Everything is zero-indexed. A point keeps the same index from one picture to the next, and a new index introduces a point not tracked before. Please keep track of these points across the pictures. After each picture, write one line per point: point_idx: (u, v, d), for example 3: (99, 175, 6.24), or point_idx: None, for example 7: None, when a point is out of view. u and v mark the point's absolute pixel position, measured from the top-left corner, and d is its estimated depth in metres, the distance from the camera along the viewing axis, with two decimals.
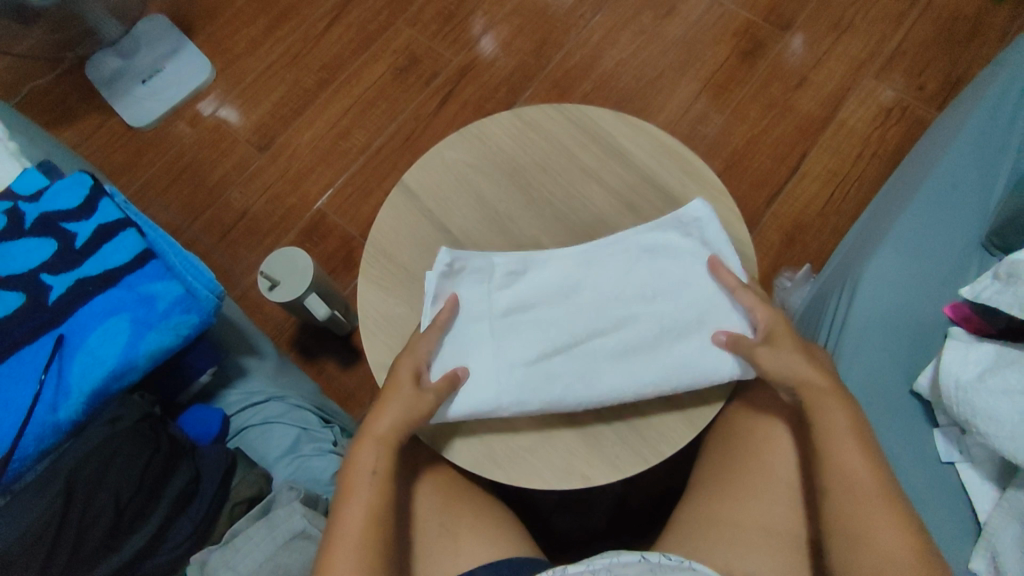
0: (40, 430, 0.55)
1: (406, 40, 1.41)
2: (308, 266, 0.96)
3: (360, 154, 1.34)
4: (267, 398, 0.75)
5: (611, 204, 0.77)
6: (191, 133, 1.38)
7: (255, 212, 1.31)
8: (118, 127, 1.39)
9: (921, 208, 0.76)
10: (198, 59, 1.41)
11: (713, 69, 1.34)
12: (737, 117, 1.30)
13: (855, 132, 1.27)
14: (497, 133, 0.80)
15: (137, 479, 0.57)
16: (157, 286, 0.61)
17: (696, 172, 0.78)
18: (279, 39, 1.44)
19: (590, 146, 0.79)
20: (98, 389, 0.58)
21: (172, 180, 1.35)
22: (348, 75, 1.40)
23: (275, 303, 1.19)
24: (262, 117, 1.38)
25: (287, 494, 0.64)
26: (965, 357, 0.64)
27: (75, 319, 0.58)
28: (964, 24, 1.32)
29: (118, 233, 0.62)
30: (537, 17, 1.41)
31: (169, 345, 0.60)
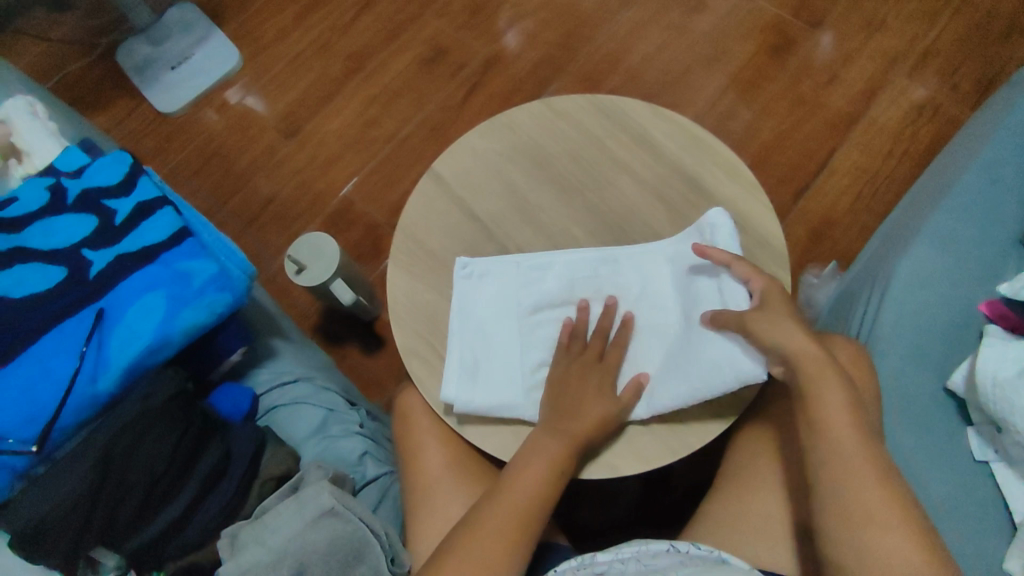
0: (80, 402, 0.56)
1: (433, 31, 1.41)
2: (335, 253, 0.97)
3: (386, 144, 1.34)
4: (296, 379, 0.75)
5: (642, 196, 0.76)
6: (220, 120, 1.40)
7: (282, 199, 1.33)
8: (148, 113, 1.41)
9: (957, 204, 0.74)
10: (227, 47, 1.43)
11: (741, 64, 1.33)
12: (766, 113, 1.29)
13: (886, 130, 1.25)
14: (529, 123, 0.80)
15: (171, 454, 0.58)
16: (193, 263, 0.61)
17: (729, 165, 0.77)
18: (307, 29, 1.45)
19: (621, 138, 0.79)
20: (134, 364, 0.58)
21: (201, 166, 1.37)
22: (374, 65, 1.40)
23: (301, 289, 1.20)
24: (289, 105, 1.39)
25: (316, 473, 0.65)
26: (1002, 355, 0.63)
27: (114, 294, 0.59)
28: (1000, 22, 1.29)
29: (155, 211, 0.63)
30: (564, 11, 1.40)
31: (203, 323, 0.61)
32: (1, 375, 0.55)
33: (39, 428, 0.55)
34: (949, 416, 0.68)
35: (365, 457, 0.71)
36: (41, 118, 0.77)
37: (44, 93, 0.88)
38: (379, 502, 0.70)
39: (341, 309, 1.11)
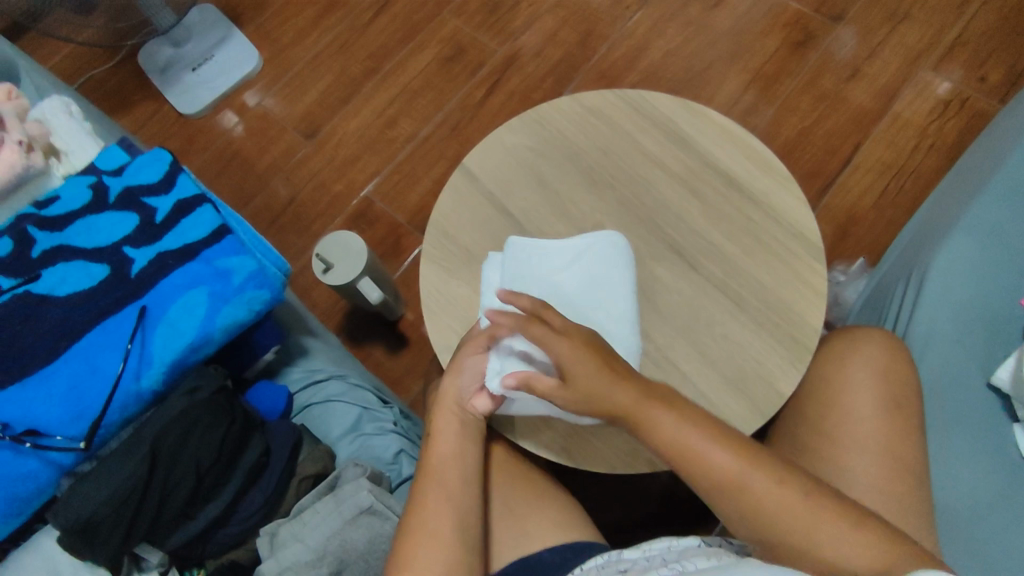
0: (125, 398, 0.57)
1: (452, 30, 1.41)
2: (362, 251, 0.97)
3: (406, 143, 1.34)
4: (329, 377, 0.75)
5: (675, 190, 0.76)
6: (240, 121, 1.40)
7: (303, 199, 1.33)
8: (170, 115, 1.41)
9: (997, 196, 0.73)
10: (248, 48, 1.43)
11: (762, 60, 1.32)
12: (788, 109, 1.28)
13: (911, 125, 1.24)
14: (559, 118, 0.80)
15: (215, 450, 0.58)
16: (233, 260, 0.62)
17: (763, 159, 0.76)
18: (325, 29, 1.45)
19: (653, 132, 0.79)
20: (177, 360, 0.59)
21: (222, 167, 1.37)
22: (393, 65, 1.40)
23: (324, 288, 1.20)
24: (309, 106, 1.40)
25: (353, 470, 0.65)
26: None
27: (156, 291, 0.59)
28: None
29: (195, 208, 0.63)
30: (583, 8, 1.40)
31: (243, 320, 0.61)
32: (51, 371, 0.55)
33: (87, 424, 0.55)
34: (992, 411, 0.67)
35: (399, 454, 0.71)
36: (76, 118, 0.78)
37: (74, 94, 0.88)
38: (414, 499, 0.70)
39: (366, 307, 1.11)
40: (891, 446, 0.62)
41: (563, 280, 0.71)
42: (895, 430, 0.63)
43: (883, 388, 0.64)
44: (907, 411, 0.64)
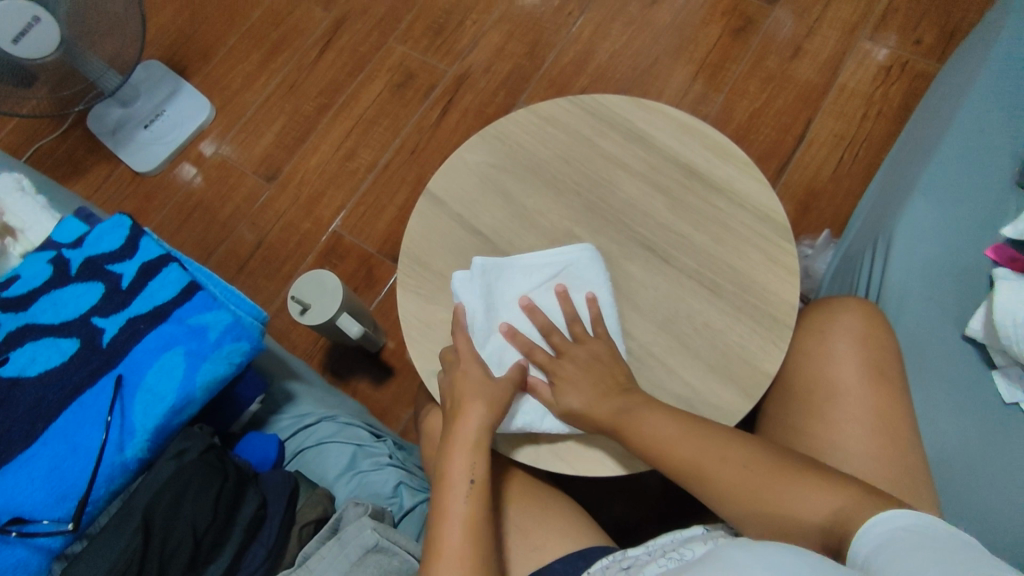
0: (110, 471, 0.55)
1: (400, 57, 1.42)
2: (337, 287, 0.96)
3: (367, 173, 1.34)
4: (318, 419, 0.75)
5: (639, 188, 0.77)
6: (199, 173, 1.39)
7: (270, 242, 1.32)
8: (125, 176, 1.40)
9: (947, 155, 0.75)
10: (197, 99, 1.42)
11: (706, 50, 1.35)
12: (737, 94, 1.31)
13: (857, 95, 1.27)
14: (517, 132, 0.81)
15: (210, 510, 0.57)
16: (206, 316, 0.61)
17: (721, 147, 0.78)
18: (273, 71, 1.45)
19: (610, 134, 0.80)
20: (161, 425, 0.58)
21: (184, 220, 1.36)
22: (346, 98, 1.41)
23: (303, 328, 1.20)
24: (266, 149, 1.39)
25: (355, 509, 0.64)
26: (1019, 293, 0.63)
27: (130, 358, 0.58)
28: None
29: (161, 269, 0.62)
30: (526, 20, 1.42)
31: (223, 375, 0.60)
32: (31, 454, 0.54)
33: (76, 504, 0.54)
34: (971, 362, 0.68)
35: (399, 486, 0.70)
36: (29, 194, 0.76)
37: (24, 169, 0.87)
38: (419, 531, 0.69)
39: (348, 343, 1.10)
40: (881, 411, 0.63)
41: (540, 299, 0.71)
42: (881, 394, 0.64)
43: (864, 354, 0.65)
44: (889, 373, 0.65)
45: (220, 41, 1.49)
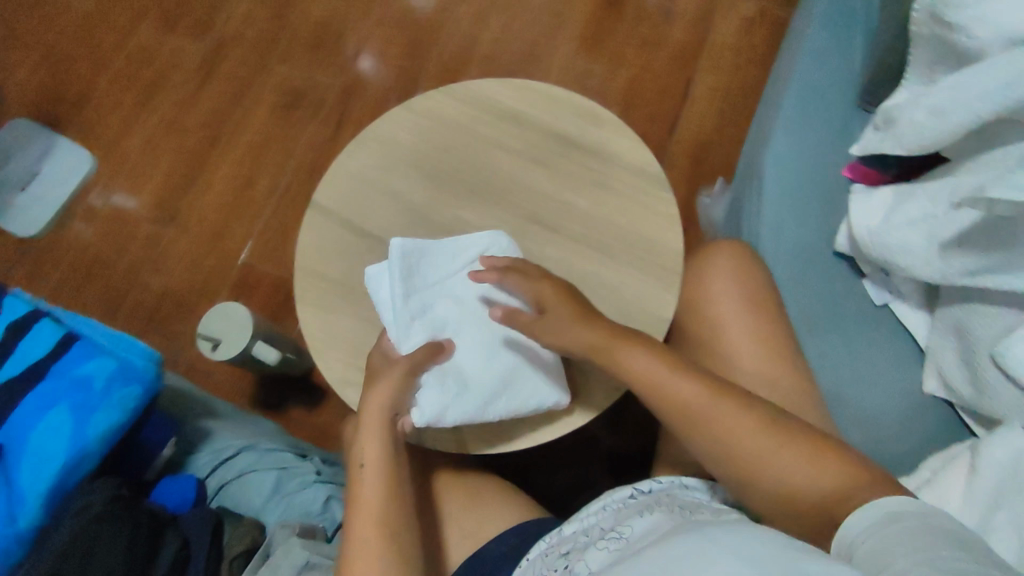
0: (4, 543, 0.53)
1: (283, 76, 1.40)
2: (245, 317, 0.94)
3: (268, 198, 1.31)
4: (238, 450, 0.73)
5: (518, 165, 0.79)
6: (90, 227, 1.33)
7: (178, 286, 1.27)
8: (10, 244, 1.32)
9: (797, 90, 0.80)
10: (75, 152, 1.37)
11: (580, 26, 1.38)
12: (617, 62, 1.35)
13: (728, 48, 1.34)
14: (394, 130, 0.81)
15: (121, 562, 0.55)
16: (88, 364, 0.60)
17: (590, 114, 0.80)
18: (153, 111, 1.40)
19: (485, 117, 0.81)
20: (53, 486, 0.56)
21: (82, 280, 1.29)
22: (233, 126, 1.37)
23: (225, 367, 1.16)
24: (158, 191, 1.34)
25: (282, 532, 0.63)
26: (869, 207, 0.69)
27: (11, 424, 0.57)
28: None
29: (30, 327, 0.62)
30: (404, 21, 1.42)
31: (118, 422, 0.58)
32: None
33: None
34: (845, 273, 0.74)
35: (331, 501, 0.70)
36: None
37: None
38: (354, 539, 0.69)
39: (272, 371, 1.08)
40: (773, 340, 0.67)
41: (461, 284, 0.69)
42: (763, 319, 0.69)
43: (750, 286, 0.69)
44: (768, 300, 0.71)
45: (90, 89, 1.42)
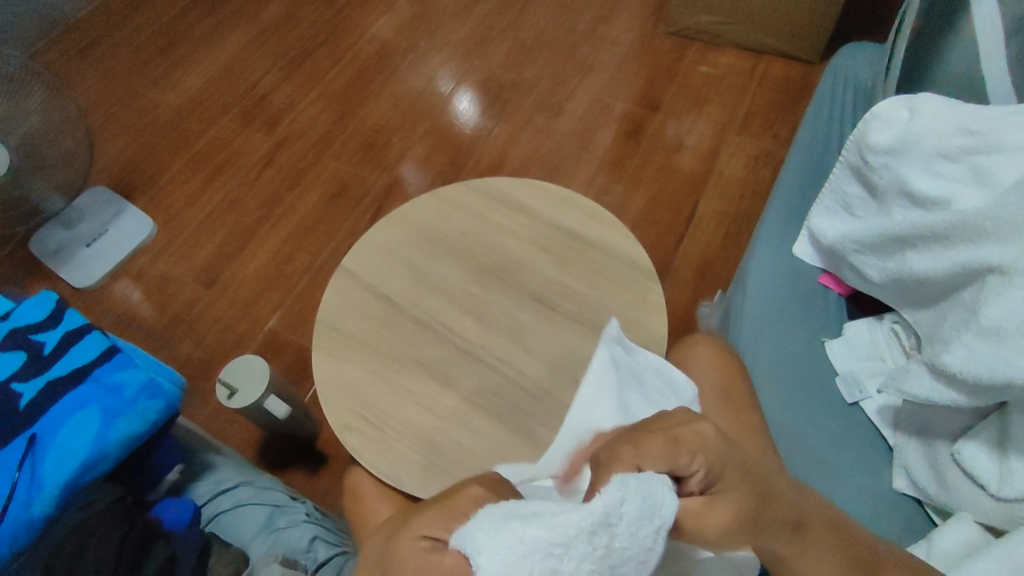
0: (14, 528, 0.54)
1: (433, 175, 1.42)
2: (265, 372, 0.89)
3: (304, 274, 1.29)
4: (239, 483, 0.72)
5: (537, 257, 0.77)
6: (147, 301, 1.29)
7: (210, 342, 1.23)
8: (64, 291, 1.29)
9: None
10: (140, 218, 1.36)
11: (679, 250, 1.29)
12: (684, 259, 1.28)
13: (789, 124, 1.43)
14: (599, 295, 0.74)
15: (115, 555, 0.55)
16: (123, 375, 0.63)
17: (901, 289, 0.67)
18: (215, 190, 1.42)
19: (540, 249, 0.78)
20: (70, 482, 0.57)
21: (148, 330, 1.25)
22: (355, 212, 1.37)
23: (234, 427, 1.11)
24: (243, 263, 1.32)
25: (267, 559, 0.61)
26: None
27: (47, 418, 0.59)
28: (853, 20, 1.54)
29: (83, 335, 0.65)
30: (521, 164, 1.43)
31: (138, 434, 0.61)
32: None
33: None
34: None
35: (314, 541, 0.68)
36: None
37: None
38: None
39: (279, 426, 0.99)
40: None
41: None
42: None
43: None
44: None
45: (241, 156, 1.46)
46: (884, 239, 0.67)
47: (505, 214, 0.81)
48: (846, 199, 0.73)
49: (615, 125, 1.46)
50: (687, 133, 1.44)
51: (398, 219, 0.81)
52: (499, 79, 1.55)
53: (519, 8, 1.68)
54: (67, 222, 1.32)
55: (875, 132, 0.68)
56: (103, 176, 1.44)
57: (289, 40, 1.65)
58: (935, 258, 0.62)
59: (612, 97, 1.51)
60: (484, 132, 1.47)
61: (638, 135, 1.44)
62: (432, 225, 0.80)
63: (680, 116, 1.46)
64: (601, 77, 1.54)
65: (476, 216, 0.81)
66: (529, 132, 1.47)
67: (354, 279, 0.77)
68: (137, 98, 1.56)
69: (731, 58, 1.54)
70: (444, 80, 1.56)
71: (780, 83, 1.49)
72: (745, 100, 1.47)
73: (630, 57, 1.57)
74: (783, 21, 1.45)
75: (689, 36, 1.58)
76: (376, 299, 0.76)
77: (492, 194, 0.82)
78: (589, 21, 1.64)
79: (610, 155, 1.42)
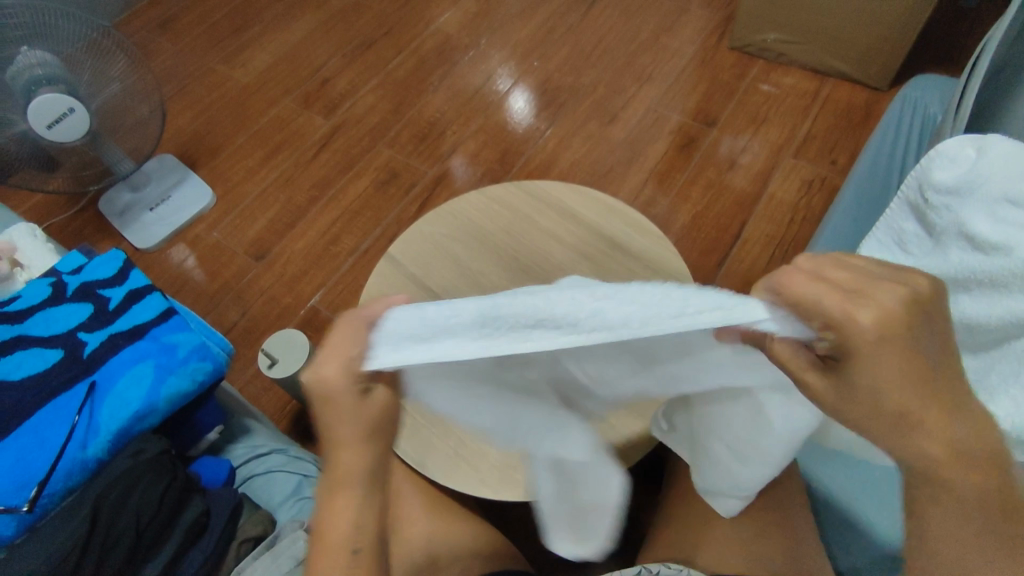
0: (68, 467, 0.58)
1: (482, 171, 1.44)
2: (305, 345, 0.92)
3: (349, 256, 1.33)
4: (271, 450, 0.75)
5: (573, 259, 0.78)
6: (200, 266, 1.34)
7: (255, 312, 1.28)
8: (126, 250, 1.36)
9: None
10: (201, 187, 1.42)
11: (722, 269, 1.28)
12: (725, 278, 1.26)
13: (849, 150, 1.39)
14: None
15: (155, 504, 0.58)
16: (178, 336, 0.66)
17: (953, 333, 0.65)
18: (273, 166, 1.47)
19: (576, 250, 0.79)
20: (122, 430, 0.61)
21: (199, 295, 1.31)
22: (404, 199, 1.41)
23: (269, 396, 1.15)
24: (292, 239, 1.36)
25: (292, 524, 0.63)
26: None
27: (106, 368, 0.63)
28: (927, 49, 1.49)
29: (145, 295, 0.69)
30: (570, 168, 1.43)
31: (186, 391, 0.64)
32: (60, 403, 0.60)
33: (22, 504, 0.56)
34: None
35: None
36: (41, 240, 0.80)
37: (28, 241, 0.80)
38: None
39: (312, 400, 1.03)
40: None
41: None
42: None
43: None
44: None
45: (300, 136, 1.51)
46: (937, 280, 0.65)
47: (546, 214, 0.82)
48: (901, 235, 0.71)
49: (669, 138, 1.45)
50: (741, 151, 1.42)
51: (445, 212, 0.83)
52: (557, 82, 1.56)
53: (583, 12, 1.68)
54: (134, 185, 1.39)
55: (938, 169, 0.67)
56: (170, 145, 1.50)
57: (355, 28, 1.69)
58: (991, 304, 0.61)
59: (668, 109, 1.50)
60: (537, 133, 1.49)
61: (690, 149, 1.43)
62: (477, 222, 0.82)
63: (735, 134, 1.44)
64: (659, 88, 1.53)
65: (521, 216, 0.82)
66: (581, 137, 1.47)
67: (398, 267, 0.79)
68: (208, 73, 1.63)
69: (795, 78, 1.51)
70: (502, 78, 1.57)
71: (843, 107, 1.46)
72: (805, 122, 1.44)
73: (691, 70, 1.55)
74: (852, 45, 1.41)
75: (753, 53, 1.56)
76: (418, 288, 0.78)
77: (539, 197, 0.83)
78: (652, 31, 1.63)
79: (661, 167, 1.42)
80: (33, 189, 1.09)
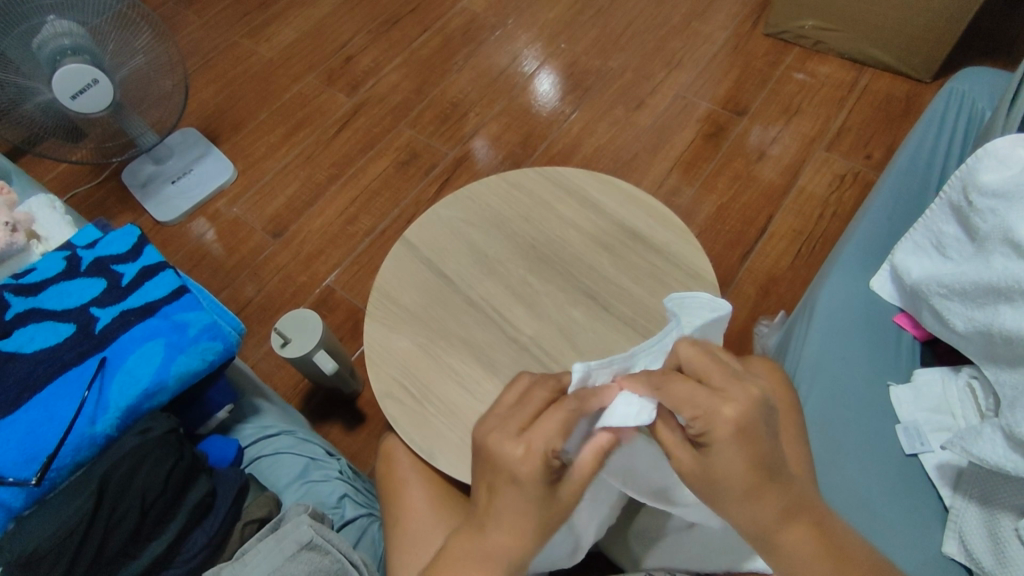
0: (78, 441, 0.58)
1: (503, 154, 1.42)
2: (318, 327, 0.92)
3: (366, 236, 1.32)
4: (280, 431, 0.75)
5: (589, 249, 0.76)
6: (218, 241, 1.35)
7: (270, 290, 1.28)
8: (146, 223, 1.37)
9: None
10: (221, 161, 1.42)
11: (746, 264, 1.24)
12: (748, 273, 1.23)
13: (885, 145, 1.34)
14: (650, 297, 0.72)
15: (162, 482, 0.58)
16: (190, 314, 0.66)
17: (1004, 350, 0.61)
18: (294, 144, 1.46)
19: (592, 239, 0.77)
20: (132, 406, 0.61)
21: (216, 270, 1.32)
22: (421, 181, 1.39)
23: (283, 375, 1.15)
24: (310, 217, 1.36)
25: (296, 508, 0.63)
26: None
27: (117, 344, 0.63)
28: (975, 41, 1.41)
29: (158, 272, 0.68)
30: (592, 154, 1.40)
31: (195, 370, 0.64)
32: (70, 378, 0.60)
33: (31, 478, 0.56)
34: None
35: (344, 499, 0.71)
36: (58, 211, 0.81)
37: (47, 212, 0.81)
38: (358, 541, 0.69)
39: (324, 381, 1.03)
40: None
41: None
42: None
43: None
44: None
45: (321, 113, 1.50)
46: (977, 287, 0.62)
47: (565, 202, 0.80)
48: (939, 239, 0.68)
49: (697, 126, 1.41)
50: (772, 143, 1.37)
51: (463, 198, 0.81)
52: (583, 65, 1.52)
53: None
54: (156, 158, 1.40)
55: (985, 171, 0.63)
56: (193, 120, 1.50)
57: (381, 5, 1.67)
58: None
59: (697, 96, 1.45)
60: (561, 117, 1.45)
61: (719, 139, 1.39)
62: (495, 208, 0.80)
63: (767, 124, 1.39)
64: (689, 74, 1.48)
65: (541, 203, 0.80)
66: (607, 123, 1.43)
67: (413, 251, 0.78)
68: (232, 47, 1.62)
69: (832, 68, 1.45)
70: (527, 60, 1.54)
71: (881, 100, 1.39)
72: (840, 114, 1.39)
73: (723, 56, 1.50)
74: (895, 34, 1.35)
75: (790, 40, 1.50)
76: (432, 274, 0.76)
77: (559, 184, 0.81)
78: (684, 14, 1.58)
79: (687, 155, 1.37)
80: (56, 159, 1.09)
